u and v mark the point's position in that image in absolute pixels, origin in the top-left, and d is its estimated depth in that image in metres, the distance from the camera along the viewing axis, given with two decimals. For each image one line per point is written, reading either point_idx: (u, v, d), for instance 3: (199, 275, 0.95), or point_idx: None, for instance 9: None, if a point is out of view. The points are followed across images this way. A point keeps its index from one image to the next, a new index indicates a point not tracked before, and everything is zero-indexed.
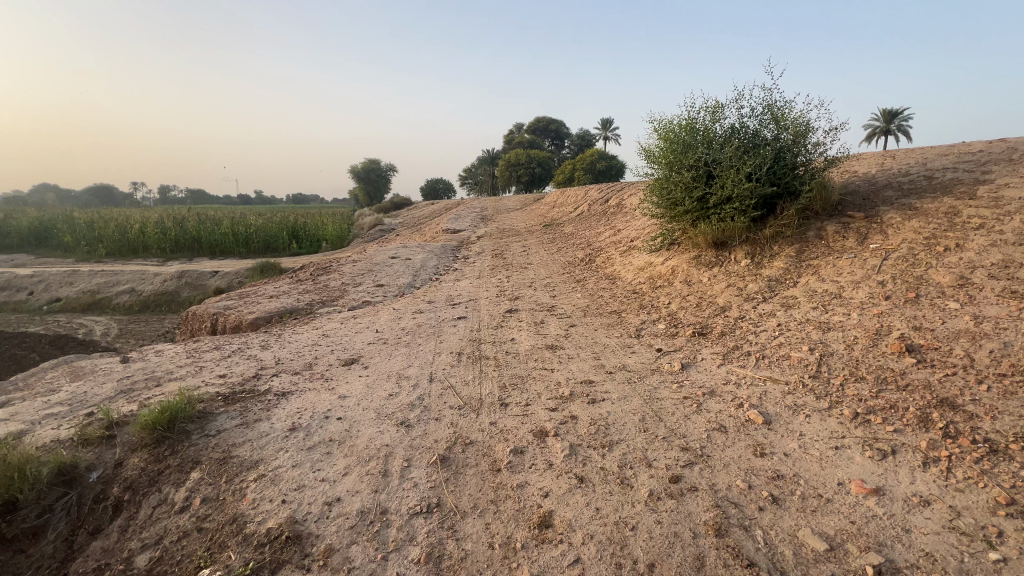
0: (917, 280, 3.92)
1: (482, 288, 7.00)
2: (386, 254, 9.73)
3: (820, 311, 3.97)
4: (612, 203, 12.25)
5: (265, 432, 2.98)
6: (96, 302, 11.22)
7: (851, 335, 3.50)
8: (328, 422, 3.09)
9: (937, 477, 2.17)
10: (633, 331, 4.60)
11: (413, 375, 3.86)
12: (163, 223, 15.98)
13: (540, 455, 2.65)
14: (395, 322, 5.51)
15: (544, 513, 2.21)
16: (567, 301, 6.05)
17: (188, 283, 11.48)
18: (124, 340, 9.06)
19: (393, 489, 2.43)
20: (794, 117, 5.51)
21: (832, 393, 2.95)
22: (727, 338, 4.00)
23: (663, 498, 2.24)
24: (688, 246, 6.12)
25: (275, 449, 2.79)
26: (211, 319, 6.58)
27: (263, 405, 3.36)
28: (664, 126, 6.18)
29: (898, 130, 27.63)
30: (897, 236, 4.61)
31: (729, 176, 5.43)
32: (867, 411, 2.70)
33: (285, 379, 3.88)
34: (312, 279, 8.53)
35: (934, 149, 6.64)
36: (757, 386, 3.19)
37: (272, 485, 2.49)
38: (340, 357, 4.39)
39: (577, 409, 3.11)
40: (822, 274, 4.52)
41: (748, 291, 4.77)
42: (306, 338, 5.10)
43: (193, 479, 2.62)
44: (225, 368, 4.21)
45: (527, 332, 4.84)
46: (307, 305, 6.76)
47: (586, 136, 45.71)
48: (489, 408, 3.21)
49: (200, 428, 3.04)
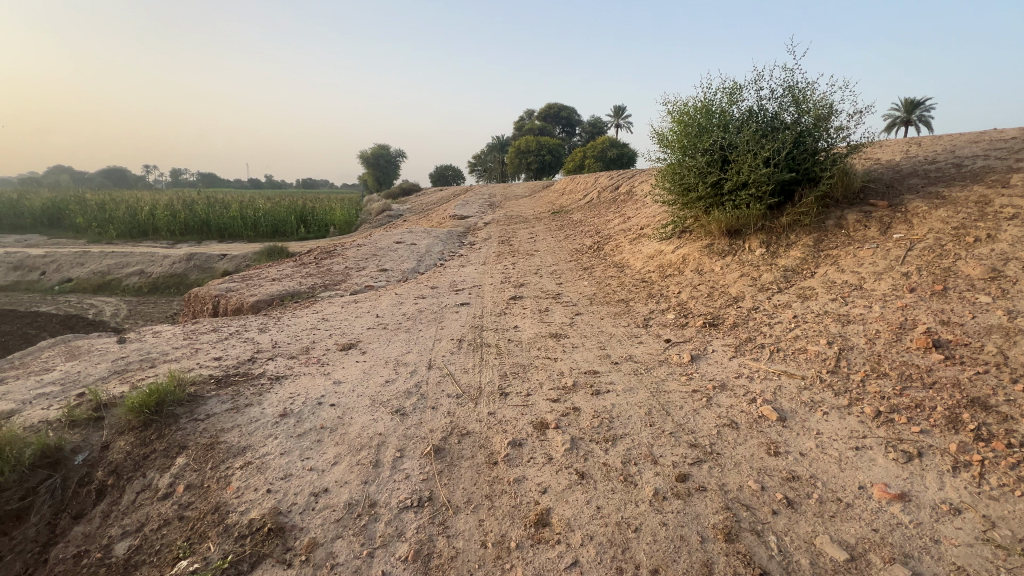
0: (945, 272, 3.70)
1: (487, 275, 6.84)
2: (392, 239, 9.64)
3: (839, 303, 3.77)
4: (623, 190, 11.98)
5: (256, 417, 2.88)
6: (106, 283, 11.24)
7: (872, 328, 3.31)
8: (321, 409, 2.98)
9: (968, 484, 2.00)
10: (641, 320, 4.43)
11: (411, 361, 3.74)
12: (173, 206, 16.00)
13: (539, 449, 2.52)
14: (396, 307, 5.39)
15: (542, 511, 2.08)
16: (573, 288, 5.90)
17: (197, 266, 11.46)
18: (131, 321, 9.05)
19: (383, 480, 2.31)
20: (817, 99, 5.24)
21: (851, 389, 2.78)
22: (740, 329, 3.83)
23: (669, 498, 2.09)
24: (701, 234, 5.92)
25: (263, 436, 2.68)
26: (213, 300, 6.50)
27: (255, 390, 3.26)
28: (679, 108, 5.94)
29: (919, 122, 26.84)
30: (923, 226, 4.37)
31: (746, 161, 5.20)
32: (891, 410, 2.53)
33: (280, 364, 3.78)
34: (315, 263, 8.43)
35: (963, 136, 6.32)
36: (771, 381, 3.02)
37: (258, 473, 2.38)
38: (338, 342, 4.28)
39: (579, 401, 2.97)
40: (841, 265, 4.31)
41: (763, 281, 4.57)
42: (305, 322, 5.00)
43: (178, 465, 2.52)
44: (221, 352, 4.12)
45: (531, 319, 4.70)
46: (310, 288, 6.67)
47: (597, 125, 44.98)
48: (488, 398, 3.09)
49: (189, 412, 2.95)
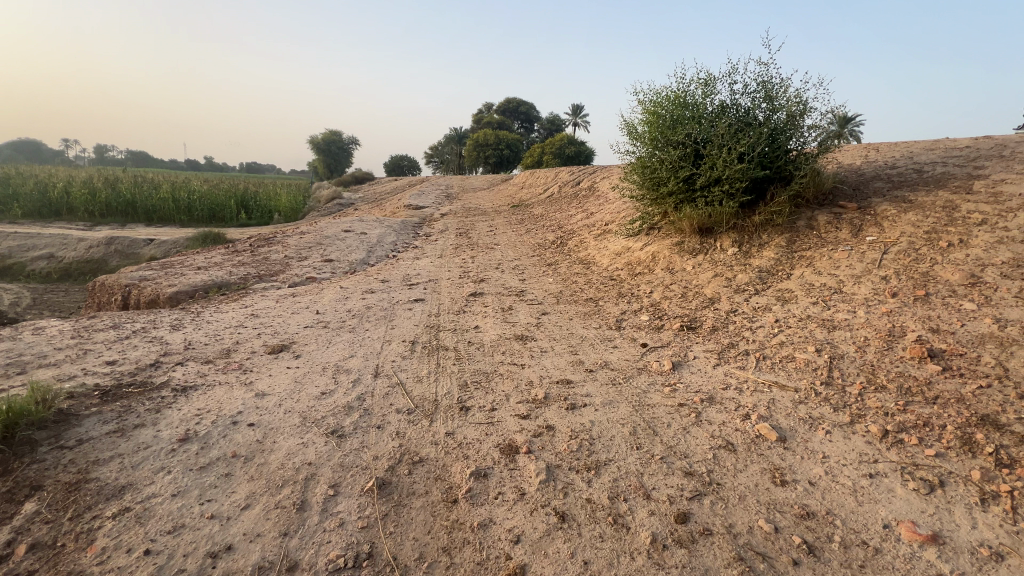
0: (923, 276, 3.57)
1: (443, 269, 6.30)
2: (340, 228, 8.87)
3: (821, 307, 3.56)
4: (584, 185, 11.74)
5: (145, 443, 2.25)
6: (6, 268, 9.71)
7: (861, 335, 3.11)
8: (235, 430, 2.39)
9: (1004, 521, 1.74)
10: (613, 322, 4.08)
11: (354, 368, 3.19)
12: (92, 184, 14.26)
13: (508, 481, 2.08)
14: (341, 302, 4.77)
15: (515, 570, 1.65)
16: (538, 285, 5.50)
17: (118, 251, 10.12)
18: (33, 310, 7.76)
19: (310, 531, 1.80)
20: (790, 97, 5.09)
21: (851, 404, 2.52)
22: (720, 334, 3.55)
23: (670, 548, 1.72)
24: (671, 232, 5.68)
25: (150, 470, 2.07)
26: (122, 290, 5.59)
27: (151, 405, 2.60)
28: (651, 100, 5.65)
29: (853, 135, 28.52)
30: (895, 229, 4.28)
31: (720, 156, 4.96)
32: (898, 428, 2.28)
33: (190, 370, 3.11)
34: (250, 250, 7.55)
35: (918, 143, 6.43)
36: (763, 393, 2.73)
37: (137, 525, 1.79)
38: (267, 342, 3.64)
39: (553, 417, 2.56)
40: (818, 267, 4.14)
41: (738, 282, 4.34)
42: (231, 318, 4.29)
43: (23, 514, 1.86)
44: (117, 355, 3.38)
45: (493, 319, 4.24)
46: (241, 279, 5.88)
47: (556, 122, 45.02)
48: (446, 414, 2.61)
49: (54, 437, 2.26)
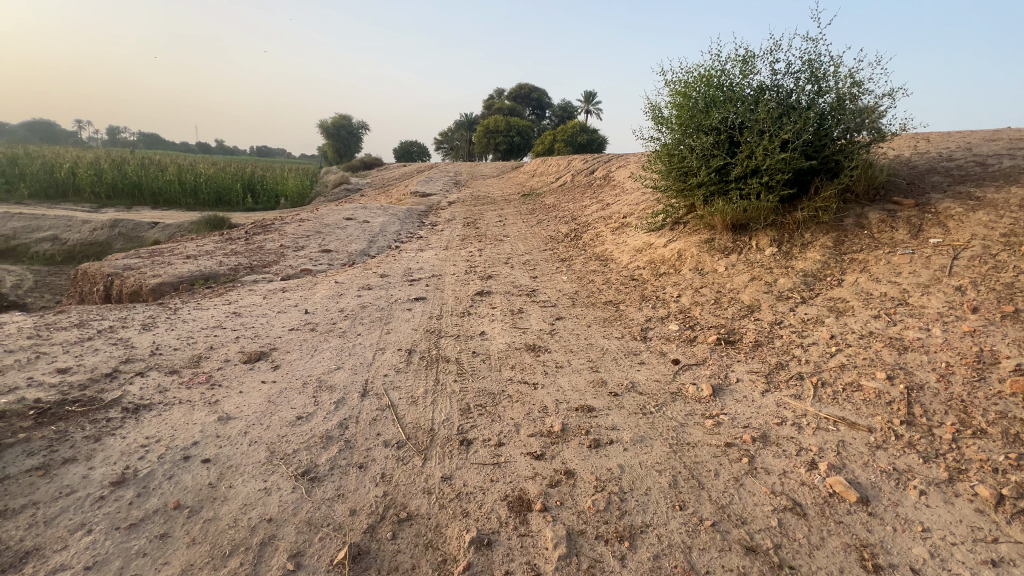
0: (1008, 288, 3.03)
1: (448, 263, 5.82)
2: (341, 215, 8.42)
3: (885, 323, 3.04)
4: (599, 174, 11.16)
5: (69, 488, 1.82)
6: (10, 250, 9.34)
7: (941, 360, 2.59)
8: (183, 470, 1.95)
9: None
10: (638, 331, 3.59)
11: (339, 384, 2.74)
12: (99, 165, 13.88)
13: (520, 555, 1.63)
14: (333, 300, 4.31)
15: None
16: (551, 283, 5.01)
17: (122, 234, 9.72)
18: (32, 292, 7.37)
19: None
20: (839, 77, 4.50)
21: (945, 453, 2.02)
22: (765, 351, 3.05)
23: None
24: (699, 227, 5.13)
25: (68, 529, 1.65)
26: (103, 280, 5.17)
27: (92, 432, 2.17)
28: (680, 81, 5.09)
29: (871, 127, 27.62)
30: (965, 229, 3.72)
31: (761, 143, 4.40)
32: (1016, 494, 1.78)
33: (150, 384, 2.68)
34: (244, 238, 7.11)
35: (976, 134, 5.78)
36: (828, 433, 2.23)
37: None
38: (245, 349, 3.19)
39: (573, 460, 2.09)
40: (874, 272, 3.61)
41: (780, 288, 3.82)
42: (210, 317, 3.85)
43: None
44: (73, 361, 2.95)
45: (500, 324, 3.77)
46: (231, 270, 5.44)
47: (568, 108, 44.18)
48: (443, 450, 2.15)
49: None
